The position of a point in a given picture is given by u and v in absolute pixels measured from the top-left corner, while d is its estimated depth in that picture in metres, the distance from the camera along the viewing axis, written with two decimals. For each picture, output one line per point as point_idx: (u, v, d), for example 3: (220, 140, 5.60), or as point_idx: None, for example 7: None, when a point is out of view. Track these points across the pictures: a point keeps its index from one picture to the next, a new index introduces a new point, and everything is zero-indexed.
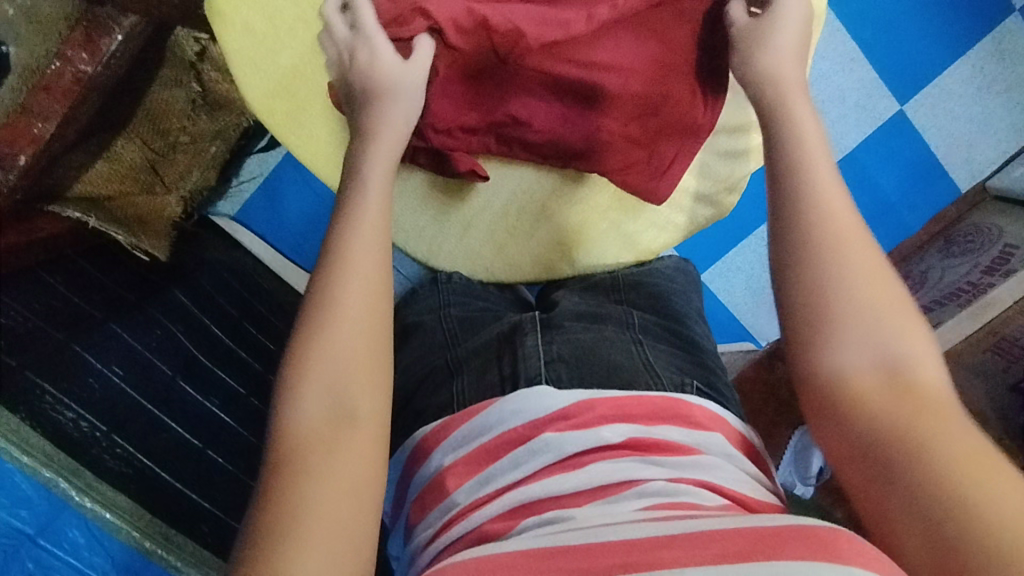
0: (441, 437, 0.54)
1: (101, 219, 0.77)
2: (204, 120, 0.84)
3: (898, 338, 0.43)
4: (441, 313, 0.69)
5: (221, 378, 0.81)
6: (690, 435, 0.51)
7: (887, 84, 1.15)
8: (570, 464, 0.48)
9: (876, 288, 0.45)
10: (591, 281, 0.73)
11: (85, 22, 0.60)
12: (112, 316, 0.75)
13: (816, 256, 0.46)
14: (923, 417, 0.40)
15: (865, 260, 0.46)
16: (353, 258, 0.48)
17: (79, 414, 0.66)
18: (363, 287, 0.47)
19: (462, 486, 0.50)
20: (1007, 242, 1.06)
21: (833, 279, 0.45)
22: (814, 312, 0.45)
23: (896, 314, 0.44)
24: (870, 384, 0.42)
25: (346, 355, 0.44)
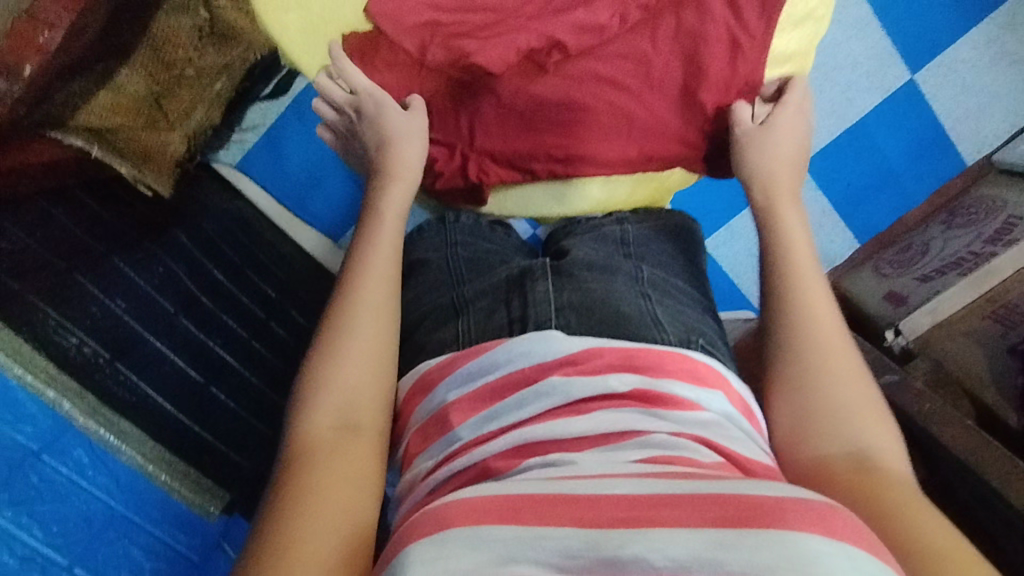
0: (446, 372, 0.55)
1: (103, 150, 0.78)
2: (211, 53, 0.79)
3: (863, 427, 0.52)
4: (449, 252, 0.70)
5: (224, 320, 0.80)
6: (695, 391, 0.51)
7: (900, 52, 1.14)
8: (575, 408, 0.49)
9: (848, 375, 0.55)
10: (600, 231, 0.71)
11: None
12: (115, 251, 0.74)
13: (804, 348, 0.57)
14: (884, 489, 0.47)
15: (846, 360, 0.56)
16: (364, 297, 0.57)
17: (82, 338, 0.67)
18: (375, 322, 0.56)
19: (466, 422, 0.50)
20: (1008, 214, 1.07)
21: (801, 361, 0.56)
22: (801, 391, 0.55)
23: (868, 407, 0.53)
24: (836, 460, 0.50)
25: (356, 376, 0.53)
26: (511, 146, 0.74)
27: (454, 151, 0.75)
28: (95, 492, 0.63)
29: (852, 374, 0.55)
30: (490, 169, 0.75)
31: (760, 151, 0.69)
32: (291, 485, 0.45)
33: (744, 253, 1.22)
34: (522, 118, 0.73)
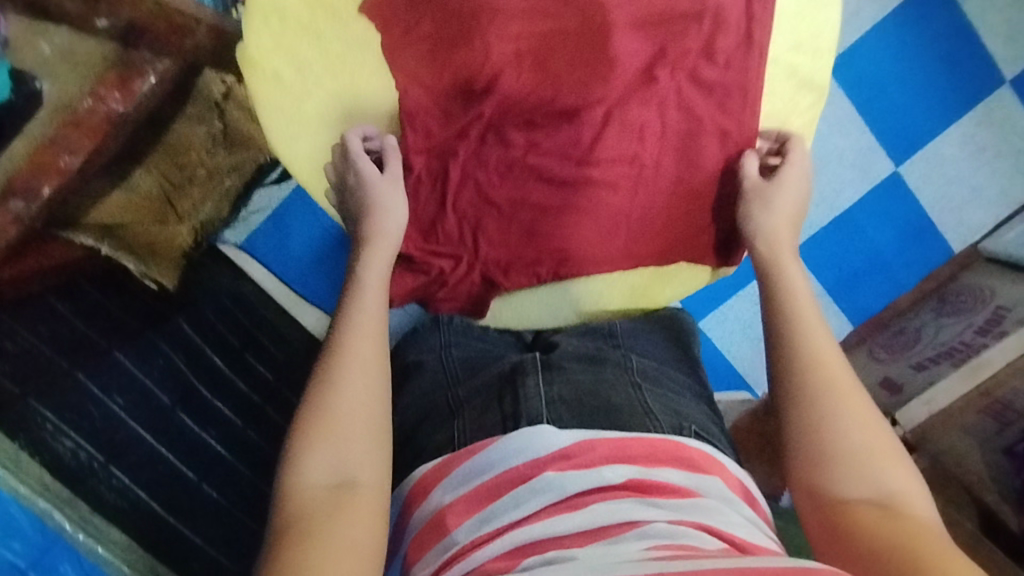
0: (442, 474, 0.57)
1: (113, 247, 0.77)
2: (222, 154, 0.87)
3: (880, 470, 0.55)
4: (443, 353, 0.71)
5: (217, 409, 0.83)
6: (688, 477, 0.54)
7: (882, 145, 1.19)
8: (571, 503, 0.51)
9: (857, 412, 0.58)
10: (589, 326, 0.75)
11: (119, 64, 0.64)
12: (116, 344, 0.74)
13: (814, 401, 0.59)
14: (918, 540, 0.49)
15: (861, 410, 0.58)
16: (355, 350, 0.59)
17: (77, 443, 0.65)
18: (375, 365, 0.59)
19: (462, 525, 0.52)
20: (998, 304, 1.07)
21: (820, 417, 0.58)
22: (812, 453, 0.57)
23: (886, 455, 0.56)
24: (866, 514, 0.53)
25: (354, 421, 0.55)
26: (514, 252, 0.76)
27: (461, 261, 0.75)
28: None
29: (845, 391, 0.59)
30: (497, 277, 0.76)
31: (780, 193, 0.71)
32: (287, 557, 0.47)
33: (740, 335, 1.24)
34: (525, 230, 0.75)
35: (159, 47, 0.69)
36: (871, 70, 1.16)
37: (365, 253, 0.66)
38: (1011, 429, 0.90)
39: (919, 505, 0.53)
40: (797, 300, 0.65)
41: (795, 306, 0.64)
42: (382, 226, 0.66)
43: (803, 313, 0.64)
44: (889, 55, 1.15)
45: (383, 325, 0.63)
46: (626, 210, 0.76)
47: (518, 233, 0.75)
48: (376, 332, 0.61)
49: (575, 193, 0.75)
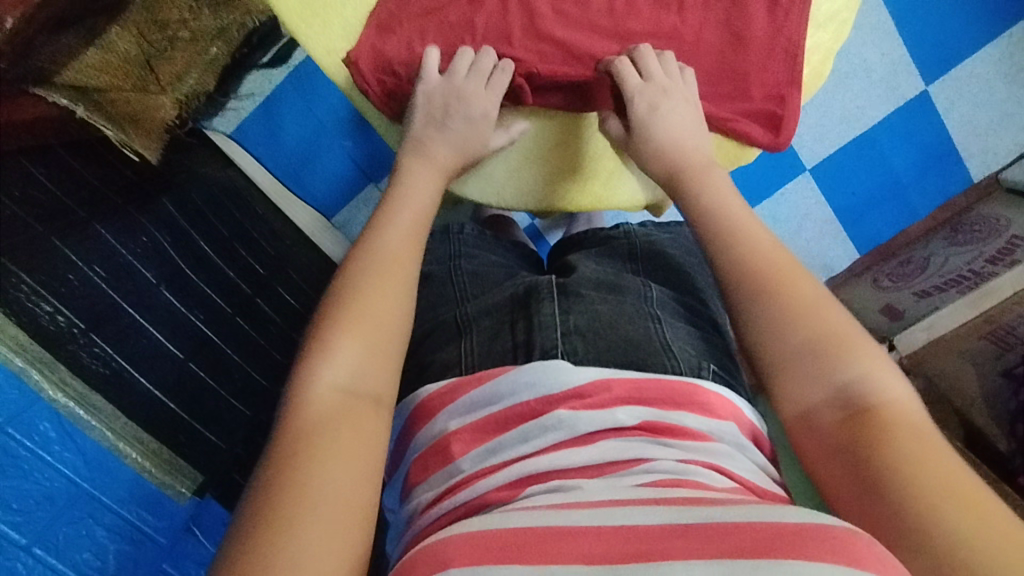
0: (449, 399, 0.56)
1: (89, 110, 0.73)
2: (205, 15, 0.82)
3: (854, 372, 0.48)
4: (451, 266, 0.72)
5: (206, 294, 0.79)
6: (707, 423, 0.52)
7: (915, 61, 1.12)
8: (581, 441, 0.50)
9: (809, 314, 0.51)
10: (608, 244, 0.74)
11: None
12: (96, 217, 0.71)
13: (760, 303, 0.53)
14: (884, 439, 0.44)
15: (810, 300, 0.52)
16: (380, 251, 0.55)
17: (56, 307, 0.63)
18: (405, 283, 0.54)
19: (468, 454, 0.51)
20: (1013, 233, 1.04)
21: (767, 328, 0.52)
22: (776, 364, 0.51)
23: (844, 339, 0.50)
24: (828, 419, 0.48)
25: (385, 331, 0.51)
26: None
27: None
28: (62, 468, 0.61)
29: (787, 282, 0.53)
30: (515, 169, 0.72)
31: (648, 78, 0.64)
32: (303, 454, 0.43)
33: None
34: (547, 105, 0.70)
35: None
36: None
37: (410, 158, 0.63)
38: (1013, 353, 0.88)
39: (894, 392, 0.47)
40: (731, 208, 0.58)
41: (727, 216, 0.58)
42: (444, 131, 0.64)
43: (744, 223, 0.57)
44: None
45: (417, 242, 0.58)
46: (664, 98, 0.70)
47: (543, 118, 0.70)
48: (407, 225, 0.58)
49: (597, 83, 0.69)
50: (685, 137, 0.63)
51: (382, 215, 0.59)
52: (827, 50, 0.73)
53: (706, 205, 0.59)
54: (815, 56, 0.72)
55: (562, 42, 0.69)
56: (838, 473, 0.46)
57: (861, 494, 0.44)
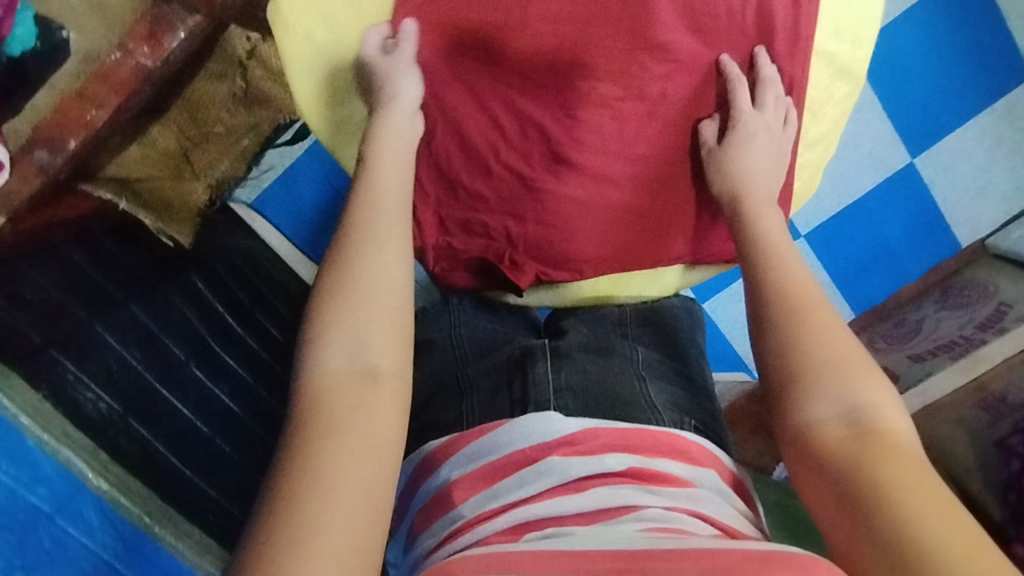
0: (450, 452, 0.55)
1: (131, 203, 0.81)
2: (242, 114, 0.83)
3: (860, 392, 0.49)
4: (453, 333, 0.67)
5: (227, 363, 0.82)
6: (687, 469, 0.52)
7: (899, 136, 1.17)
8: (573, 486, 0.49)
9: (832, 338, 0.52)
10: (600, 311, 0.71)
11: (151, 17, 0.70)
12: (132, 296, 0.75)
13: (787, 325, 0.53)
14: (878, 463, 0.45)
15: (826, 322, 0.53)
16: (373, 229, 0.54)
17: (98, 394, 0.67)
18: (396, 252, 0.53)
19: (469, 500, 0.50)
20: (1001, 300, 1.09)
21: (798, 346, 0.52)
22: (793, 378, 0.51)
23: (853, 365, 0.50)
24: (833, 432, 0.48)
25: (374, 303, 0.50)
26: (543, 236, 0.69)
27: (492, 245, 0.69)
28: (101, 553, 0.64)
29: (811, 306, 0.54)
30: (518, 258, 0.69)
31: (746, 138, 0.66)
32: (305, 440, 0.43)
33: (744, 317, 1.24)
34: (560, 225, 0.69)
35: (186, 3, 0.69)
36: (896, 58, 1.13)
37: (381, 117, 0.62)
38: (1003, 422, 0.93)
39: (895, 418, 0.48)
40: (772, 238, 0.60)
41: (761, 238, 0.60)
42: (398, 93, 0.63)
43: (777, 248, 0.59)
44: (915, 45, 1.12)
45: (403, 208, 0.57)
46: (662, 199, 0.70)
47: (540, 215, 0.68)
48: (398, 199, 0.57)
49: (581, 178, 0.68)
50: (753, 164, 0.65)
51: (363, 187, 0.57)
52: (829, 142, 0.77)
53: (750, 237, 0.61)
54: (806, 165, 0.76)
55: (579, 167, 0.67)
56: (822, 489, 0.47)
57: (841, 503, 0.45)
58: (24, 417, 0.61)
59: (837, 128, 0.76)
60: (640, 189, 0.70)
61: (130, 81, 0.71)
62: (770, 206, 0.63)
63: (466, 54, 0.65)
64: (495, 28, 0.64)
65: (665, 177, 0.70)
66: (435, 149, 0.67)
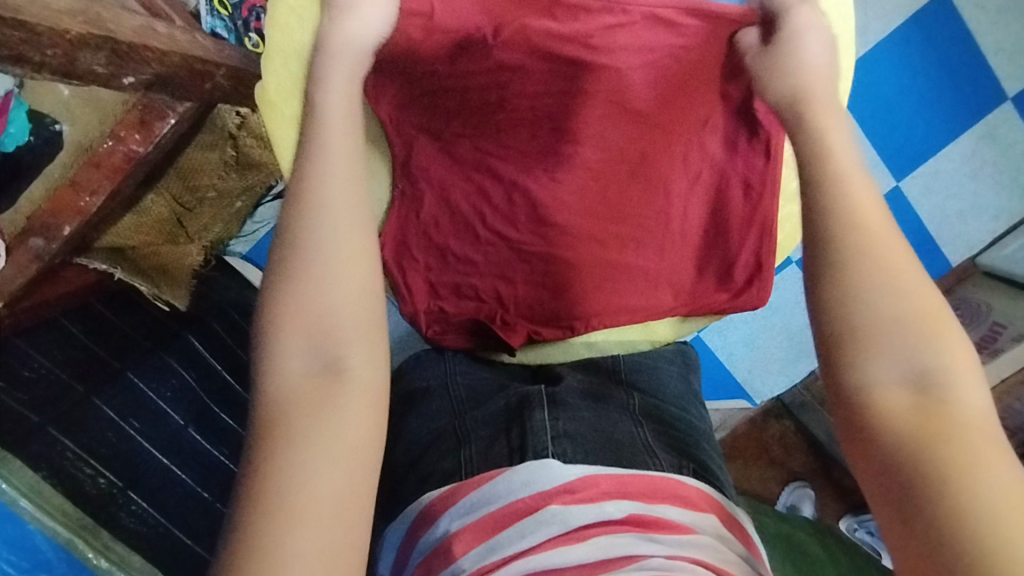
0: (448, 503, 0.50)
1: (125, 270, 0.81)
2: (233, 179, 0.83)
3: (933, 355, 0.36)
4: (449, 380, 0.64)
5: (225, 424, 0.83)
6: (687, 515, 0.48)
7: (884, 162, 1.19)
8: (574, 536, 0.45)
9: (901, 282, 0.38)
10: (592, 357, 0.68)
11: (139, 107, 0.64)
12: (129, 366, 0.77)
13: (857, 260, 0.39)
14: (962, 447, 0.33)
15: (901, 262, 0.39)
16: (317, 192, 0.43)
17: (97, 470, 0.67)
18: (349, 213, 0.43)
19: (470, 552, 0.46)
20: (994, 319, 1.14)
21: (865, 287, 0.38)
22: (858, 325, 0.38)
23: (931, 318, 0.37)
24: (893, 398, 0.36)
25: (336, 296, 0.40)
26: (533, 301, 0.68)
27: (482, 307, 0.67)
28: None
29: (883, 238, 0.40)
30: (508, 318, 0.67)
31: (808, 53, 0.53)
32: (263, 461, 0.35)
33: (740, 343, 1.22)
34: (552, 284, 0.68)
35: (178, 93, 0.64)
36: (876, 86, 1.15)
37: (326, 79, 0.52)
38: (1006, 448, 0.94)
39: (971, 390, 0.36)
40: (843, 158, 0.44)
41: (825, 159, 0.44)
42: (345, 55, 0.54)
43: (843, 170, 0.43)
44: (896, 73, 1.14)
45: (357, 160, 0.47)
46: (652, 255, 0.69)
47: (530, 278, 0.68)
48: (350, 151, 0.47)
49: (566, 239, 0.68)
50: (812, 63, 0.52)
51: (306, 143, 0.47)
52: None
53: (817, 148, 0.45)
54: None
55: (564, 228, 0.68)
56: (875, 471, 0.35)
57: (881, 481, 0.34)
58: (25, 501, 0.55)
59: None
60: (629, 246, 0.69)
61: (121, 167, 0.65)
62: (839, 116, 0.48)
63: (448, 127, 0.67)
64: (478, 96, 0.66)
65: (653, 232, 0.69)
66: (423, 218, 0.67)
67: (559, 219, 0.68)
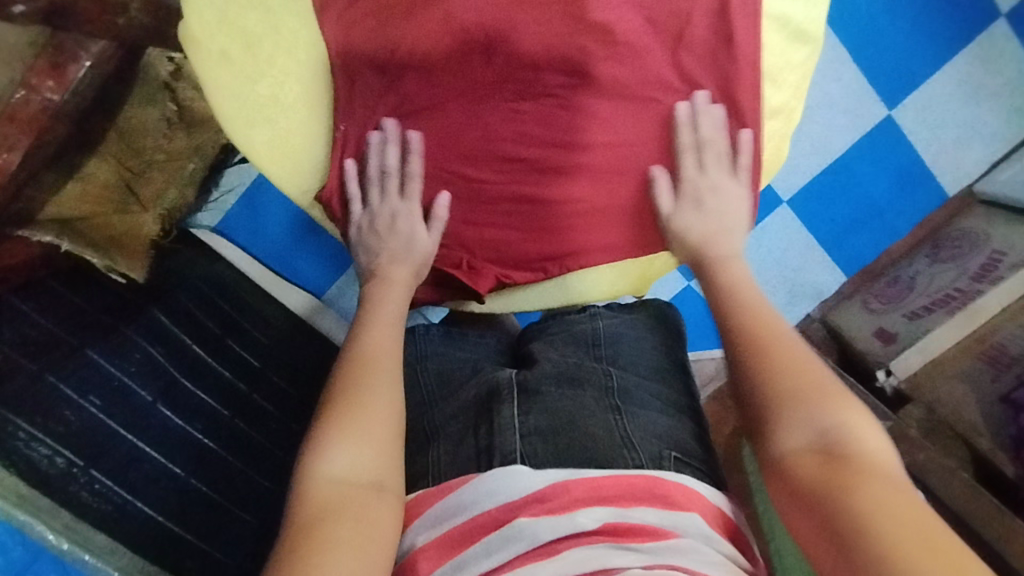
0: (415, 513, 0.58)
1: (74, 244, 0.75)
2: (181, 137, 0.83)
3: (831, 415, 0.51)
4: (421, 368, 0.75)
5: (199, 400, 0.80)
6: (664, 516, 0.54)
7: (876, 89, 1.13)
8: (546, 551, 0.51)
9: (795, 365, 0.55)
10: (572, 329, 0.75)
11: (50, 49, 0.63)
12: (90, 341, 0.72)
13: (748, 356, 0.57)
14: (861, 487, 0.45)
15: (789, 354, 0.56)
16: (379, 344, 0.59)
17: (53, 449, 0.63)
18: (383, 391, 0.55)
19: (435, 571, 0.53)
20: (993, 248, 1.06)
21: (764, 385, 0.54)
22: (775, 404, 0.53)
23: (824, 393, 0.52)
24: (807, 462, 0.49)
25: (375, 426, 0.53)
26: (507, 241, 0.70)
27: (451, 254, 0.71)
28: None
29: (765, 334, 0.58)
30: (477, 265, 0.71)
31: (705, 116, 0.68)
32: (310, 540, 0.45)
33: None
34: (518, 224, 0.70)
35: (84, 28, 0.64)
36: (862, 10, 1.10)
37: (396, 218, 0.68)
38: (1007, 375, 0.88)
39: (874, 441, 0.50)
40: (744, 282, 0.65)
41: (732, 286, 0.64)
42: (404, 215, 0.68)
43: (737, 287, 0.64)
44: None
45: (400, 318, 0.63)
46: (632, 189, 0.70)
47: (495, 215, 0.70)
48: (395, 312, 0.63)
49: (539, 177, 0.68)
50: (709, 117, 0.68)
51: (365, 314, 0.62)
52: (793, 106, 0.72)
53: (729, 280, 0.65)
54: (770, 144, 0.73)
55: (541, 164, 0.67)
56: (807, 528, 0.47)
57: (827, 539, 0.45)
58: None
59: (801, 92, 0.71)
60: (601, 179, 0.68)
61: (37, 118, 0.63)
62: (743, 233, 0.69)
63: (395, 54, 0.63)
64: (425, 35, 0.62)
65: (625, 163, 0.69)
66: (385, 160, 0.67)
67: (532, 152, 0.67)
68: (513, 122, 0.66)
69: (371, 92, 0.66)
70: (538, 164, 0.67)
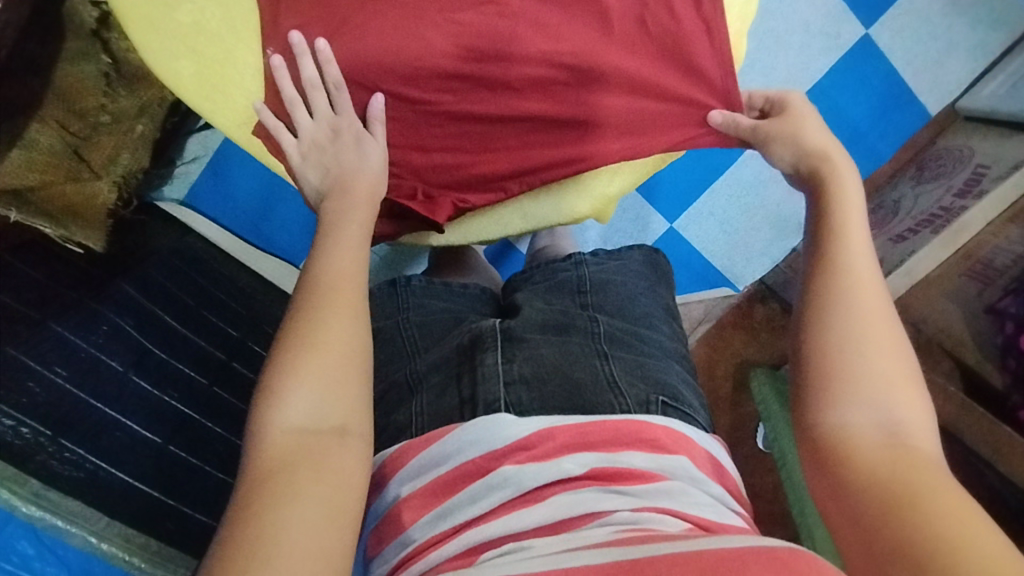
0: (398, 466, 0.57)
1: (24, 213, 0.72)
2: (123, 95, 0.80)
3: (899, 401, 0.46)
4: (400, 317, 0.73)
5: (178, 370, 0.79)
6: (655, 460, 0.53)
7: (850, 8, 1.10)
8: (530, 498, 0.50)
9: (884, 334, 0.49)
10: (556, 279, 0.75)
11: None
12: (51, 315, 0.71)
13: (834, 310, 0.50)
14: (927, 488, 0.41)
15: (880, 323, 0.50)
16: (334, 273, 0.55)
17: (18, 419, 0.60)
18: (341, 325, 0.51)
19: (417, 522, 0.52)
20: (978, 164, 1.02)
21: (837, 346, 0.49)
22: (841, 371, 0.48)
23: (899, 380, 0.47)
24: (870, 440, 0.45)
25: (333, 364, 0.49)
26: (471, 172, 0.70)
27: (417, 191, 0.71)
28: None
29: (862, 286, 0.51)
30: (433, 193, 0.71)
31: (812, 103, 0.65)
32: (265, 490, 0.44)
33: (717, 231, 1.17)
34: (472, 145, 0.70)
35: None
36: None
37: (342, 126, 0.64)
38: (993, 288, 0.89)
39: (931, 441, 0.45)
40: (852, 219, 0.55)
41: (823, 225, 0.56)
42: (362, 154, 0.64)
43: (846, 228, 0.55)
44: None
45: (362, 247, 0.58)
46: (624, 111, 0.70)
47: (455, 138, 0.69)
48: (357, 233, 0.59)
49: (495, 98, 0.67)
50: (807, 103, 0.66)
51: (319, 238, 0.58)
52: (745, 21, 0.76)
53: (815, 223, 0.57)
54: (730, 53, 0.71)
55: (500, 83, 0.66)
56: (844, 506, 0.44)
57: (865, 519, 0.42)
58: None
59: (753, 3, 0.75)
60: (553, 89, 0.68)
61: None
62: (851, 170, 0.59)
63: None
64: None
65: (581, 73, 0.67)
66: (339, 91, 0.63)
67: (480, 68, 0.65)
68: (462, 38, 0.64)
69: (300, 14, 0.62)
70: (496, 85, 0.66)
